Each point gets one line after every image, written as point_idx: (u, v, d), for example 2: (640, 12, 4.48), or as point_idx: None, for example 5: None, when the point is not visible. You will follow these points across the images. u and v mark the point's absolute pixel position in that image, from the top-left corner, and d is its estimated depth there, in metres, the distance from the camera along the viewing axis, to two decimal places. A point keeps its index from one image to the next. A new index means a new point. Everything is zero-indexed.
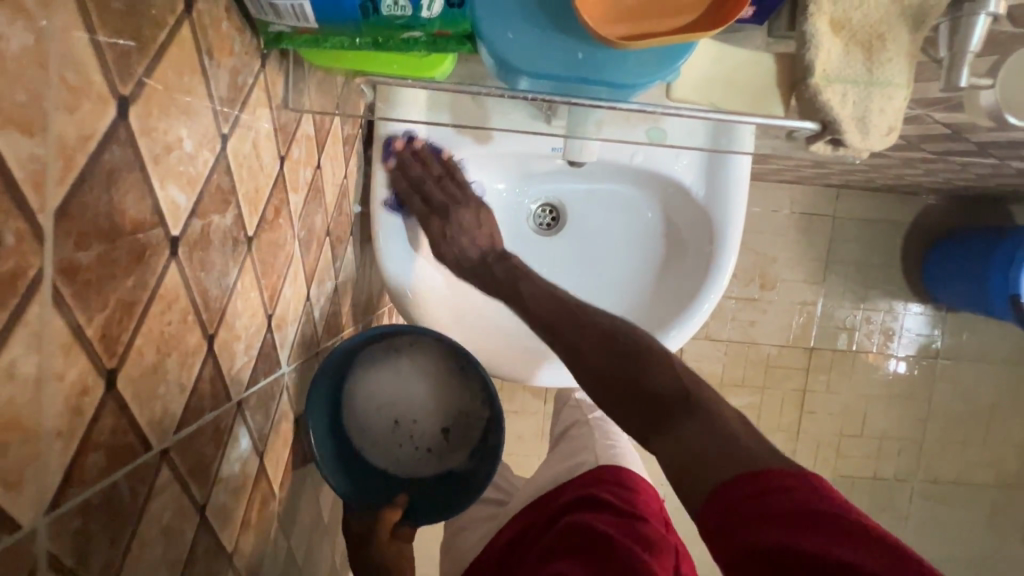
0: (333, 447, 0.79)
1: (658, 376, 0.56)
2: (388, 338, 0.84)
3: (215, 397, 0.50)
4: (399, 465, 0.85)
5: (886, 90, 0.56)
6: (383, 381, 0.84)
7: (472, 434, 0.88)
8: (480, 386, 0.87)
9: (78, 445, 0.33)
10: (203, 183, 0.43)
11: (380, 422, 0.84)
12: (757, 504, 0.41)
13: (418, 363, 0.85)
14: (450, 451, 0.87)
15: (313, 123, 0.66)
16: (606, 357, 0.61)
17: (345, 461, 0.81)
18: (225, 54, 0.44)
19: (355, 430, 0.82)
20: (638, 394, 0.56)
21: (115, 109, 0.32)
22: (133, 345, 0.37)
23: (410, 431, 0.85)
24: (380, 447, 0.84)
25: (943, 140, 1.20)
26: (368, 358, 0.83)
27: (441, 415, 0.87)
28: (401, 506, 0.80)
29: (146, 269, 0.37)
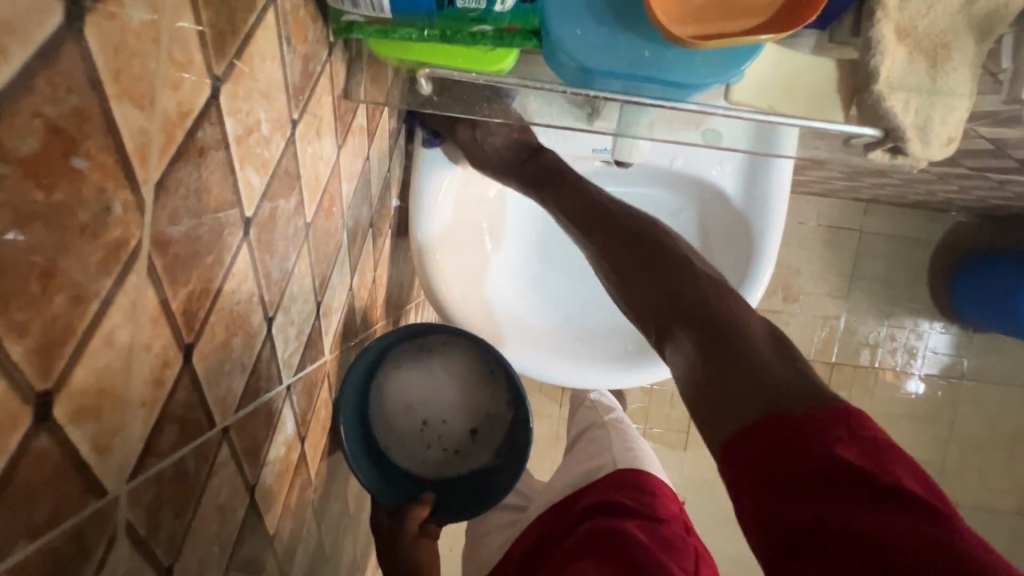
0: (362, 442, 0.78)
1: (688, 287, 0.51)
2: (422, 336, 0.84)
3: (270, 379, 0.50)
4: (423, 467, 0.84)
5: (949, 100, 0.56)
6: (415, 381, 0.84)
7: (499, 437, 0.86)
8: (508, 390, 0.86)
9: (157, 417, 0.33)
10: (275, 167, 0.44)
11: (409, 421, 0.84)
12: (799, 454, 0.37)
13: (449, 364, 0.85)
14: (475, 453, 0.86)
15: (366, 114, 0.66)
16: (633, 267, 0.57)
17: (373, 459, 0.80)
18: (301, 41, 0.45)
19: (385, 427, 0.82)
20: (668, 298, 0.51)
21: (209, 88, 0.33)
22: (208, 322, 0.38)
23: (437, 431, 0.86)
24: (406, 446, 0.83)
25: (981, 158, 1.19)
26: (401, 355, 0.83)
27: (468, 417, 0.86)
28: (429, 503, 0.77)
29: (223, 248, 0.38)
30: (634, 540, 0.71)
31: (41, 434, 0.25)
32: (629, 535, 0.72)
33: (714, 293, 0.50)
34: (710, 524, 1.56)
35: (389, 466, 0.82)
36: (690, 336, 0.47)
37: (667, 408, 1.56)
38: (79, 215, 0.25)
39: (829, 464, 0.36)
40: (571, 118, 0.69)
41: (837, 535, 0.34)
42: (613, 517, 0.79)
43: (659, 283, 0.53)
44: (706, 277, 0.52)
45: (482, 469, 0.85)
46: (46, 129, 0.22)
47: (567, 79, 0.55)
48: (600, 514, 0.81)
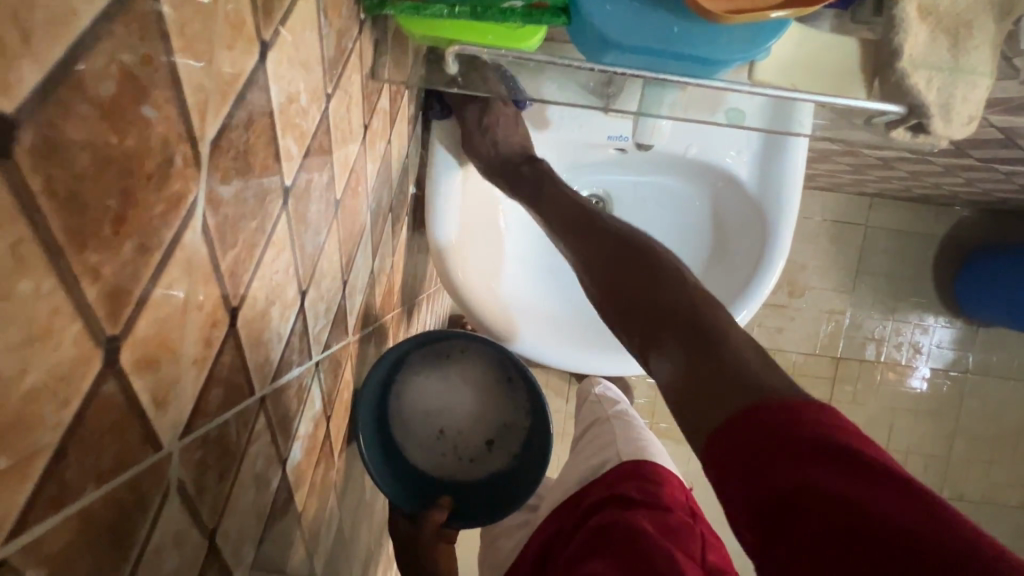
0: (380, 444, 0.76)
1: (667, 285, 0.54)
2: (439, 343, 0.83)
3: (302, 353, 0.51)
4: (439, 475, 0.82)
5: (970, 79, 0.57)
6: (432, 388, 0.83)
7: (516, 446, 0.85)
8: (526, 400, 0.85)
9: (207, 375, 0.34)
10: (311, 139, 0.44)
11: (425, 428, 0.83)
12: (767, 446, 0.39)
13: (467, 372, 0.85)
14: (490, 462, 0.84)
15: (389, 96, 0.67)
16: (615, 274, 0.59)
17: (391, 463, 0.78)
18: (336, 15, 0.46)
19: (401, 432, 0.81)
20: (648, 304, 0.54)
21: (257, 52, 0.34)
22: (251, 287, 0.38)
23: (453, 439, 0.84)
24: (422, 453, 0.82)
25: (989, 149, 1.19)
26: (419, 362, 0.82)
27: (485, 426, 0.85)
28: (446, 507, 0.76)
29: (266, 214, 0.38)
30: (640, 535, 0.70)
31: (110, 380, 0.25)
32: (635, 531, 0.71)
33: (693, 297, 0.52)
34: (719, 517, 1.56)
35: (407, 472, 0.80)
36: (672, 339, 0.50)
37: None
38: (146, 164, 0.25)
39: (807, 447, 0.38)
40: (587, 100, 0.70)
41: (815, 509, 0.36)
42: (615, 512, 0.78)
43: (642, 292, 0.55)
44: (687, 277, 0.55)
45: (499, 477, 0.83)
46: (120, 74, 0.23)
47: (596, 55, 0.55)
48: (602, 513, 0.80)
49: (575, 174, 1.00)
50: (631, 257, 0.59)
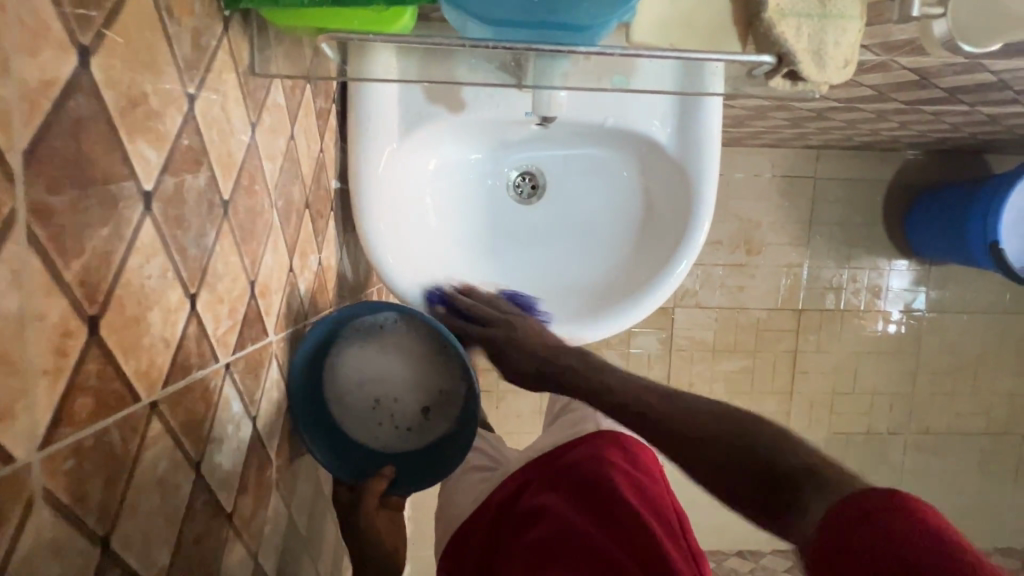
0: (313, 418, 0.79)
1: (696, 423, 0.57)
2: (371, 316, 0.81)
3: (202, 355, 0.51)
4: (379, 443, 0.85)
5: (839, 23, 0.57)
6: (367, 360, 0.82)
7: (454, 410, 0.85)
8: (462, 370, 0.84)
9: (66, 385, 0.34)
10: (173, 142, 0.44)
11: (361, 398, 0.82)
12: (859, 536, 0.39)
13: (402, 343, 0.83)
14: (430, 429, 0.86)
15: (282, 92, 0.66)
16: (656, 418, 0.62)
17: (328, 433, 0.81)
18: (186, 14, 0.45)
19: (338, 404, 0.82)
20: (696, 441, 0.56)
21: (76, 58, 0.34)
22: (114, 295, 0.38)
23: (390, 409, 0.84)
24: (358, 421, 0.83)
25: (910, 91, 1.22)
26: (353, 333, 0.81)
27: (421, 394, 0.84)
28: (389, 476, 0.82)
29: (122, 220, 0.38)
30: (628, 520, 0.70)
31: None
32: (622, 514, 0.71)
33: (737, 418, 0.56)
34: None
35: (345, 440, 0.83)
36: (787, 490, 0.47)
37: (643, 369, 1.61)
38: None
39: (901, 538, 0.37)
40: (503, 79, 0.71)
41: None
42: (591, 481, 0.76)
43: (694, 433, 0.56)
44: (708, 405, 0.60)
45: (438, 440, 0.85)
46: None
47: (481, 31, 0.56)
48: (573, 478, 0.78)
49: (501, 153, 1.01)
50: (656, 397, 0.65)
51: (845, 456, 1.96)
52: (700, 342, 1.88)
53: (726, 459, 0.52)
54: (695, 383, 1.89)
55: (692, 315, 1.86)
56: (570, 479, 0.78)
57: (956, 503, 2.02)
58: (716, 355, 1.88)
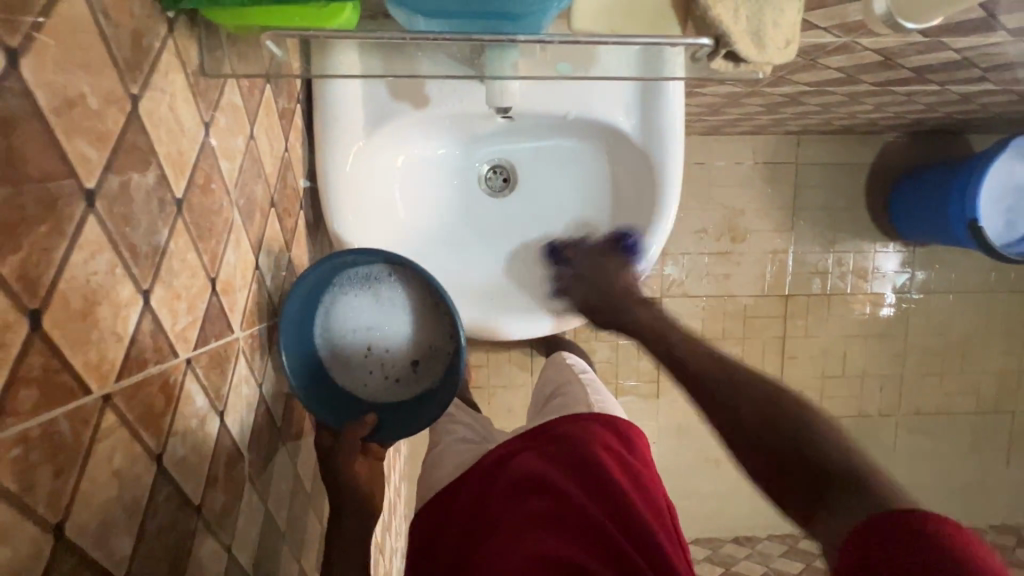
0: (303, 364, 0.79)
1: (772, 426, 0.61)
2: (368, 266, 0.82)
3: (159, 350, 0.52)
4: (366, 392, 0.85)
5: (776, 5, 0.58)
6: (362, 308, 0.84)
7: (440, 366, 0.86)
8: (450, 325, 0.86)
9: (7, 377, 0.35)
10: (116, 141, 0.45)
11: (353, 344, 0.84)
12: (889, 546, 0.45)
13: (397, 295, 0.85)
14: (417, 383, 0.86)
15: (239, 92, 0.67)
16: (738, 422, 0.64)
17: (315, 381, 0.81)
18: (124, 16, 0.46)
19: (329, 350, 0.83)
20: (765, 432, 0.61)
21: (3, 59, 0.35)
22: (56, 290, 0.39)
23: (380, 358, 0.86)
24: (348, 368, 0.84)
25: (878, 73, 1.24)
26: (348, 282, 0.83)
27: (411, 346, 0.86)
28: (370, 423, 0.80)
29: (62, 218, 0.40)
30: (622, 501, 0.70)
31: None
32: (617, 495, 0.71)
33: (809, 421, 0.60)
34: None
35: (334, 392, 0.83)
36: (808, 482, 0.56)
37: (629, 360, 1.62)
38: None
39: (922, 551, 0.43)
40: (460, 72, 0.72)
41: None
42: (586, 460, 0.75)
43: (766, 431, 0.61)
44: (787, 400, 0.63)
45: (421, 397, 0.86)
46: None
47: (425, 25, 0.57)
48: (567, 454, 0.77)
49: (470, 148, 1.02)
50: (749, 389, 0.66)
51: None
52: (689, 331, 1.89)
53: (789, 459, 0.58)
54: None
55: (679, 304, 1.87)
56: (562, 454, 0.77)
57: (950, 482, 2.04)
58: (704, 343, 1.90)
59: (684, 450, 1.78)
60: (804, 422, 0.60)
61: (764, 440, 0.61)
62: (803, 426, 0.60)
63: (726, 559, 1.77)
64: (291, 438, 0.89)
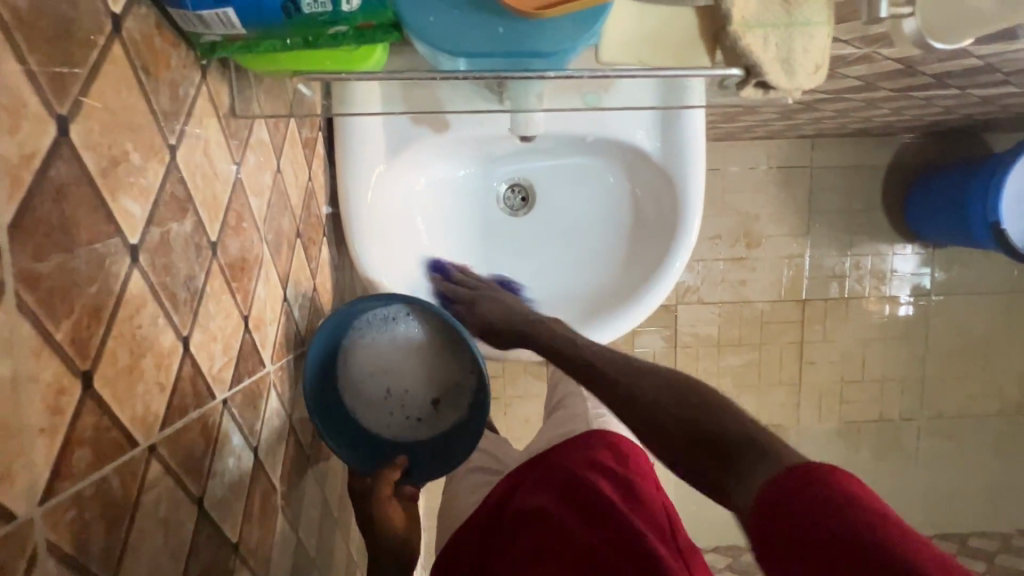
0: (328, 412, 0.79)
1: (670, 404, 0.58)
2: (385, 307, 0.81)
3: (198, 395, 0.52)
4: (390, 433, 0.84)
5: (806, 30, 0.58)
6: (381, 350, 0.83)
7: (464, 403, 0.85)
8: (471, 360, 0.84)
9: (62, 441, 0.36)
10: (156, 193, 0.46)
11: (374, 387, 0.83)
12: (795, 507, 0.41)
13: (415, 335, 0.84)
14: (441, 421, 0.85)
15: (266, 128, 0.68)
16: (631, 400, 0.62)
17: (340, 426, 0.81)
18: (162, 68, 0.47)
19: (351, 395, 0.82)
20: (679, 407, 0.58)
21: (55, 127, 0.35)
22: (107, 348, 0.40)
23: (401, 399, 0.85)
24: (371, 411, 0.83)
25: (897, 79, 1.22)
26: (366, 324, 0.82)
27: (433, 386, 0.85)
28: (400, 466, 0.81)
29: (109, 276, 0.40)
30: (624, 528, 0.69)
31: None
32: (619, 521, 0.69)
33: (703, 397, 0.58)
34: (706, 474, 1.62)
35: (359, 435, 0.83)
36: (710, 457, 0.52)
37: None
38: None
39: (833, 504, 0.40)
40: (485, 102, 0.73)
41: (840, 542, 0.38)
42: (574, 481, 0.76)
43: (675, 407, 0.58)
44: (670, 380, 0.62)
45: (448, 435, 0.85)
46: None
47: (452, 64, 0.55)
48: (558, 479, 0.78)
49: (489, 167, 1.02)
50: (650, 375, 0.65)
51: (858, 444, 1.96)
52: (705, 338, 1.88)
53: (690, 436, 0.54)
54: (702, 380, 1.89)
55: (695, 311, 1.86)
56: (558, 485, 0.77)
57: (973, 487, 2.00)
58: (721, 350, 1.88)
59: None
60: (692, 395, 0.58)
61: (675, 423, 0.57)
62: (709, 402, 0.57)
63: None
64: (319, 464, 0.89)
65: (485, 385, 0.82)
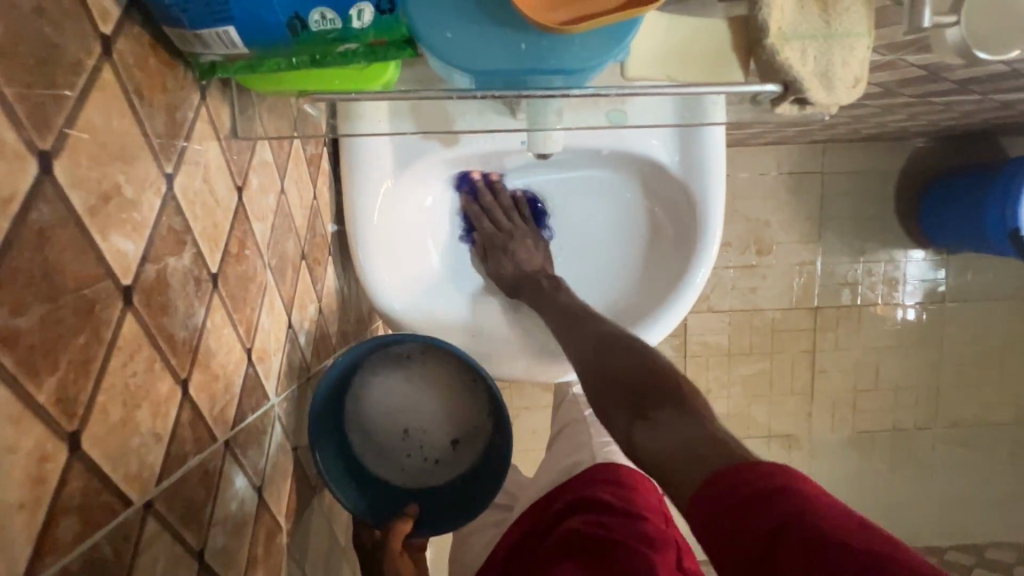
0: (340, 458, 0.76)
1: (641, 368, 0.59)
2: (399, 345, 0.79)
3: (199, 440, 0.49)
4: (402, 478, 0.82)
5: (847, 42, 0.54)
6: (394, 391, 0.80)
7: (480, 445, 0.83)
8: (487, 401, 0.82)
9: (46, 514, 0.32)
10: (152, 228, 0.42)
11: (387, 430, 0.81)
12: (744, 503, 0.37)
13: (429, 374, 0.82)
14: (456, 464, 0.83)
15: (270, 148, 0.64)
16: (610, 366, 0.64)
17: (352, 471, 0.78)
18: (157, 91, 0.43)
19: (362, 439, 0.79)
20: (638, 375, 0.58)
21: (36, 165, 0.31)
22: (96, 403, 0.36)
23: (418, 440, 0.82)
24: (383, 455, 0.80)
25: (918, 84, 1.18)
26: (379, 364, 0.80)
27: (450, 425, 0.83)
28: (412, 516, 0.75)
29: (99, 324, 0.36)
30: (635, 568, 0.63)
31: None
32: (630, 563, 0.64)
33: (660, 368, 0.58)
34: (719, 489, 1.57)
35: (372, 480, 0.80)
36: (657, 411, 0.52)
37: None
38: None
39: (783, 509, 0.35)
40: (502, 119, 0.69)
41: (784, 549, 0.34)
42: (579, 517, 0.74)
43: (636, 374, 0.59)
44: (645, 356, 0.62)
45: (463, 478, 0.82)
46: None
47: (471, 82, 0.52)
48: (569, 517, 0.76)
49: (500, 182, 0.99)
50: (623, 347, 0.66)
51: (873, 454, 1.91)
52: (715, 347, 1.84)
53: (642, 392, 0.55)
54: (712, 390, 1.85)
55: (705, 320, 1.82)
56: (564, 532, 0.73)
57: (991, 499, 1.95)
58: (731, 359, 1.84)
59: None
60: (654, 364, 0.59)
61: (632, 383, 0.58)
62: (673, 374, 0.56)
63: None
64: (325, 494, 0.85)
65: (505, 425, 0.79)
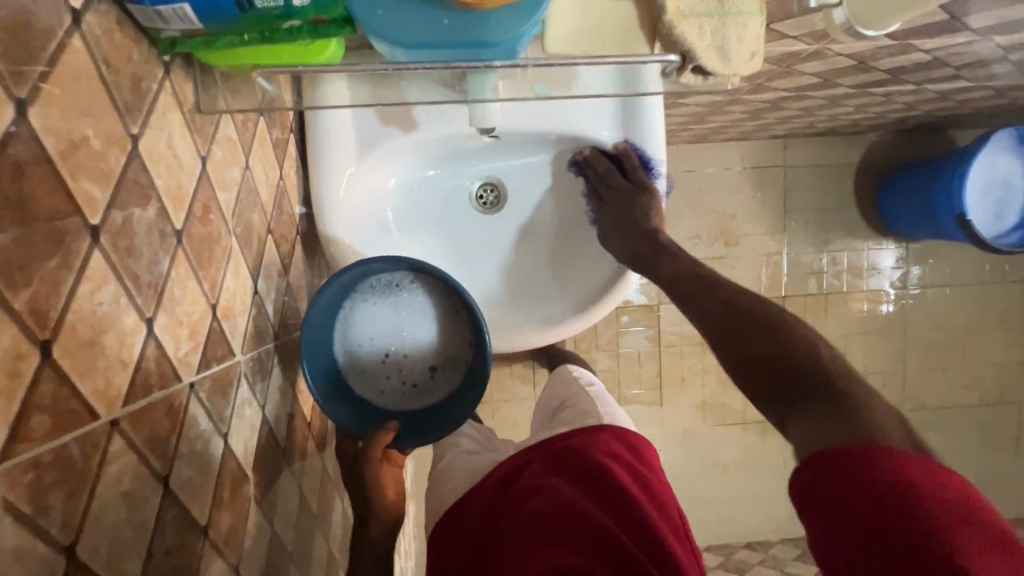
0: (325, 375, 0.81)
1: (781, 354, 0.60)
2: (388, 274, 0.84)
3: (163, 375, 0.54)
4: (383, 401, 0.87)
5: (739, 20, 0.61)
6: (383, 313, 0.86)
7: (458, 375, 0.88)
8: (469, 332, 0.88)
9: (20, 406, 0.38)
10: (118, 179, 0.48)
11: (371, 353, 0.86)
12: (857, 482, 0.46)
13: (417, 301, 0.87)
14: (434, 391, 0.88)
15: (233, 125, 0.70)
16: (737, 331, 0.66)
17: (337, 390, 0.82)
18: (123, 61, 0.49)
19: (348, 360, 0.85)
20: (779, 362, 0.60)
21: (13, 109, 0.38)
22: (65, 321, 0.42)
23: (398, 366, 0.87)
24: (366, 375, 0.86)
25: (855, 75, 1.26)
26: (369, 291, 0.85)
27: (430, 354, 0.88)
28: (394, 429, 0.81)
29: (69, 252, 0.42)
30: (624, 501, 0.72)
31: None
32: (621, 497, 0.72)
33: (809, 353, 0.59)
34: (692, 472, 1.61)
35: (355, 403, 0.84)
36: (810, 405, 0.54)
37: (637, 367, 1.74)
38: None
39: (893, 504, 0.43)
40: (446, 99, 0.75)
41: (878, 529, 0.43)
42: (580, 472, 0.77)
43: (772, 347, 0.61)
44: (783, 332, 0.62)
45: (435, 408, 0.87)
46: None
47: (406, 56, 0.59)
48: (568, 467, 0.79)
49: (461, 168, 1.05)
50: (745, 321, 0.66)
51: None
52: None
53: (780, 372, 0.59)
54: None
55: None
56: (569, 465, 0.79)
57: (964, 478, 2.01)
58: None
59: (691, 457, 1.77)
60: (789, 337, 0.61)
61: (782, 359, 0.60)
62: (812, 362, 0.58)
63: (740, 565, 1.70)
64: (296, 458, 0.91)
65: (485, 353, 0.84)
